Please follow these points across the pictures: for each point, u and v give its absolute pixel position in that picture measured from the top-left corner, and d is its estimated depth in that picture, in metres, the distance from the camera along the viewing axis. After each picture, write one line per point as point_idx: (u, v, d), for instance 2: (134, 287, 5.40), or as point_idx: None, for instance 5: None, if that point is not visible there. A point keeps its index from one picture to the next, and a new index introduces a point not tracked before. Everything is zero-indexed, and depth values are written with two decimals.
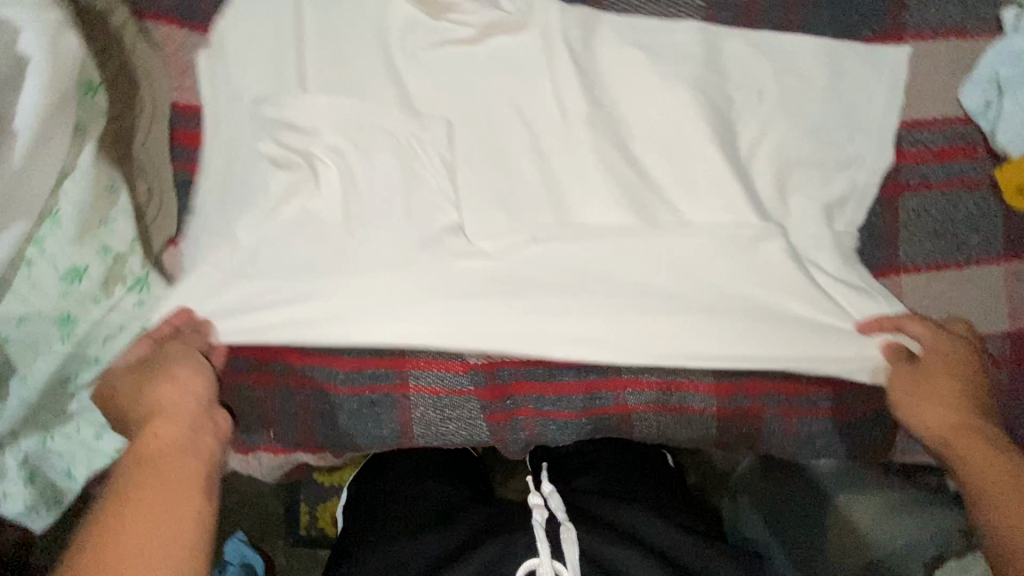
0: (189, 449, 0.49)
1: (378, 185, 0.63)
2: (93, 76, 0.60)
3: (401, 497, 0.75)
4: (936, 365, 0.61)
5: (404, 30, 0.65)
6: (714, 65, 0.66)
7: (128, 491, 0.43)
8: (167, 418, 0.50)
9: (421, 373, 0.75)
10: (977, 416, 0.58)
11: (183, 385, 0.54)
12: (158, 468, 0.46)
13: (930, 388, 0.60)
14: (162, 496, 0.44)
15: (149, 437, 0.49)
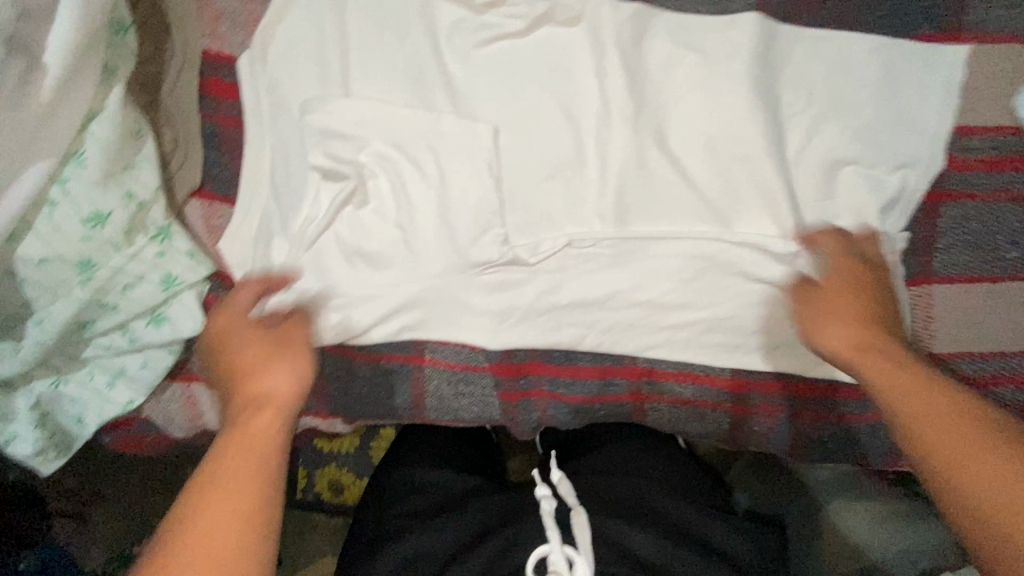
0: (274, 439, 0.47)
1: (426, 189, 0.67)
2: (124, 17, 0.59)
3: (412, 483, 0.76)
4: (841, 293, 0.58)
5: (452, 27, 0.64)
6: (764, 55, 0.64)
7: (210, 482, 0.43)
8: (268, 407, 0.48)
9: (438, 347, 0.74)
10: (883, 331, 0.54)
11: (288, 372, 0.51)
12: (245, 457, 0.45)
13: (838, 314, 0.56)
14: (240, 500, 0.42)
15: (244, 417, 0.48)
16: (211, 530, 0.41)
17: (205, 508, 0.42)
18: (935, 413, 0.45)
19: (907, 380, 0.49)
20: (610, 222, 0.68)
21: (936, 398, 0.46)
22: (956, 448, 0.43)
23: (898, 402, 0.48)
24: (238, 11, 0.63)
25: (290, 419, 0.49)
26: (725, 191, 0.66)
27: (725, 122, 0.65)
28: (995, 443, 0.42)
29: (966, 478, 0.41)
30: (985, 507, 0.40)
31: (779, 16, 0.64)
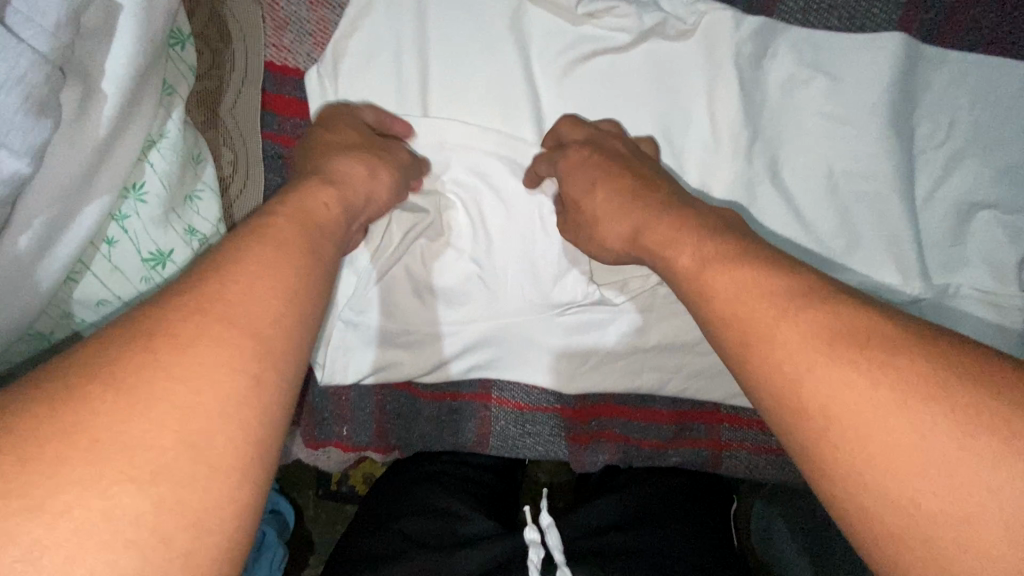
0: (326, 242, 0.42)
1: (507, 220, 0.61)
2: (183, 26, 0.52)
3: (414, 497, 0.68)
4: (583, 174, 0.54)
5: (546, 43, 0.58)
6: (905, 81, 0.56)
7: (265, 240, 0.37)
8: (335, 190, 0.47)
9: (506, 385, 0.69)
10: (662, 209, 0.48)
11: (365, 168, 0.51)
12: (297, 241, 0.39)
13: (602, 213, 0.53)
14: (292, 276, 0.36)
15: (300, 206, 0.43)
16: (260, 285, 0.34)
17: (262, 262, 0.35)
18: (727, 297, 0.38)
19: (724, 263, 0.40)
20: None
21: (725, 273, 0.40)
22: (749, 322, 0.36)
23: (694, 286, 0.42)
24: (306, 20, 0.57)
25: (341, 225, 0.45)
26: (841, 232, 0.59)
27: (848, 155, 0.58)
28: (777, 309, 0.35)
29: (759, 352, 0.35)
30: (770, 381, 0.34)
31: (923, 33, 0.56)
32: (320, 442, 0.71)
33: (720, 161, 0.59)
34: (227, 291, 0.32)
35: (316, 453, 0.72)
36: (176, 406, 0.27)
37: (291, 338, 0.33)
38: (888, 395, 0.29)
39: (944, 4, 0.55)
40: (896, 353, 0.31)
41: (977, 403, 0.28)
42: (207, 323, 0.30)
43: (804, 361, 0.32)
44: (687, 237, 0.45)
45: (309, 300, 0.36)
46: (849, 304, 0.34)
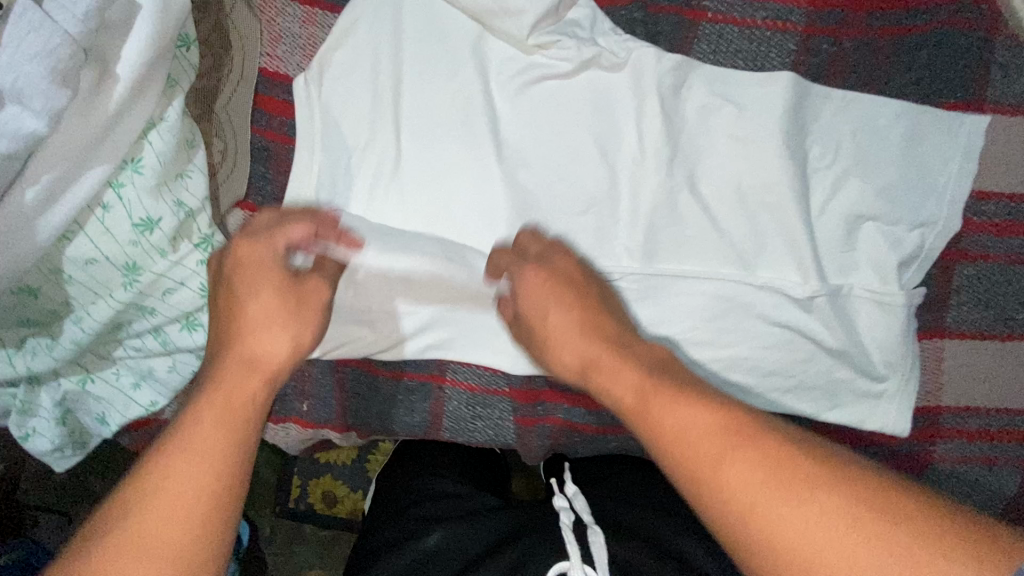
0: (248, 416, 0.46)
1: (464, 212, 0.70)
2: (189, 32, 0.63)
3: (421, 483, 0.76)
4: (544, 299, 0.58)
5: (501, 66, 0.69)
6: (796, 113, 0.67)
7: (177, 448, 0.42)
8: (255, 374, 0.49)
9: (460, 368, 0.76)
10: (606, 346, 0.54)
11: (286, 337, 0.52)
12: (210, 439, 0.43)
13: (561, 343, 0.57)
14: (211, 483, 0.41)
15: (217, 392, 0.46)
16: (173, 509, 0.40)
17: (170, 481, 0.41)
18: (674, 430, 0.44)
19: (660, 393, 0.47)
20: (637, 259, 0.71)
21: (669, 408, 0.45)
22: (698, 460, 0.42)
23: (641, 416, 0.47)
24: (298, 34, 0.66)
25: (267, 394, 0.49)
26: (749, 238, 0.70)
27: (754, 171, 0.68)
28: (723, 448, 0.41)
29: (711, 489, 0.41)
30: (727, 521, 0.40)
31: (811, 75, 0.68)
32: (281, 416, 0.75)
33: (648, 173, 0.70)
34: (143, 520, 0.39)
35: (276, 429, 0.76)
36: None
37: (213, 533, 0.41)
38: (827, 528, 0.37)
39: (824, 52, 0.68)
40: (827, 491, 0.38)
41: (896, 535, 0.36)
42: (127, 558, 0.38)
43: (752, 501, 0.39)
44: (630, 371, 0.51)
45: (226, 491, 0.42)
46: (776, 439, 0.41)
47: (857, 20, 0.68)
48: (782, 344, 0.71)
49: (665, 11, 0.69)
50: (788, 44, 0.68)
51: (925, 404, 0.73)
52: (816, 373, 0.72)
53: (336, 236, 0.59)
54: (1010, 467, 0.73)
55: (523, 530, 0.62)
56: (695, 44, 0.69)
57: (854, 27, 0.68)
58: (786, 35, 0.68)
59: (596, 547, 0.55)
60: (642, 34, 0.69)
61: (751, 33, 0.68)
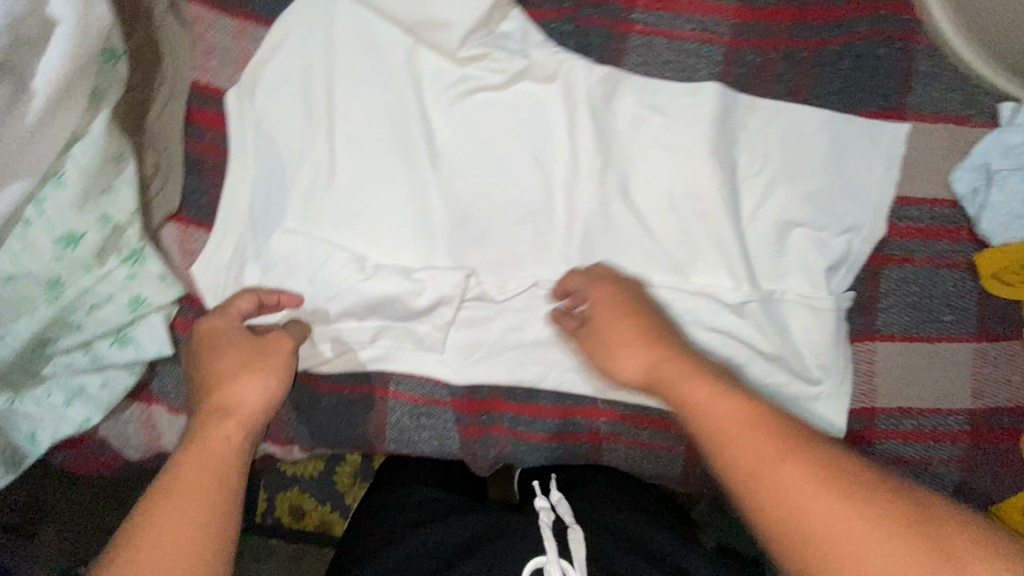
0: (230, 461, 0.49)
1: (400, 222, 0.70)
2: (116, 46, 0.61)
3: (400, 498, 0.71)
4: (620, 327, 0.57)
5: (434, 78, 0.69)
6: (723, 122, 0.69)
7: (169, 495, 0.46)
8: (234, 422, 0.51)
9: (402, 379, 0.76)
10: (667, 349, 0.54)
11: (260, 388, 0.54)
12: (197, 488, 0.46)
13: (617, 352, 0.56)
14: (202, 532, 0.44)
15: (201, 442, 0.49)
16: (171, 554, 0.43)
17: (165, 527, 0.44)
18: (733, 432, 0.46)
19: (723, 401, 0.48)
20: (575, 266, 0.72)
21: (732, 412, 0.47)
22: (758, 461, 0.43)
23: (704, 417, 0.48)
24: (230, 49, 0.67)
25: (247, 440, 0.51)
26: (682, 245, 0.71)
27: (684, 180, 0.70)
28: (779, 450, 0.43)
29: (766, 489, 0.42)
30: (775, 522, 0.41)
31: (738, 85, 0.70)
32: None
33: (582, 182, 0.71)
34: (145, 562, 0.42)
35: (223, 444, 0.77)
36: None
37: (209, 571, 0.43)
38: (888, 544, 0.38)
39: (750, 62, 0.70)
40: (892, 504, 0.40)
41: (963, 555, 0.37)
42: None
43: (807, 504, 0.40)
44: (693, 373, 0.51)
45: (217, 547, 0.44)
46: (840, 456, 0.43)
47: (781, 31, 0.69)
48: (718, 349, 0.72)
49: (595, 24, 0.71)
50: (715, 55, 0.70)
51: (859, 406, 0.73)
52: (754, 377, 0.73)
53: (273, 297, 0.65)
54: (947, 472, 0.72)
55: (496, 532, 0.57)
56: (625, 55, 0.70)
57: (777, 38, 0.69)
58: (712, 46, 0.70)
59: (574, 543, 0.52)
60: (573, 46, 0.71)
61: (679, 45, 0.70)
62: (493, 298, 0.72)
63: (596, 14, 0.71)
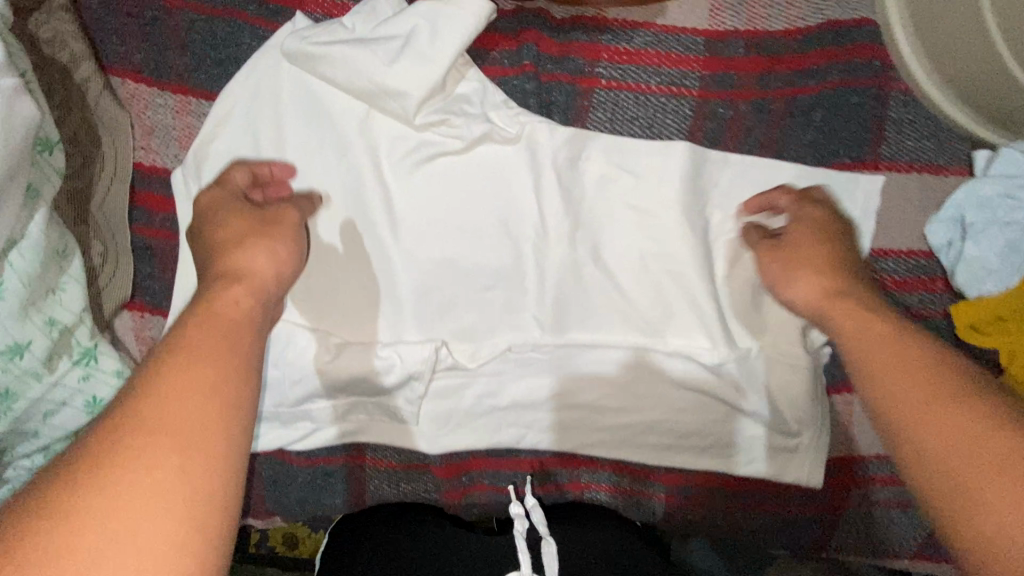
0: (243, 335, 0.46)
1: (366, 296, 0.67)
2: (52, 134, 0.58)
3: (383, 517, 0.71)
4: (808, 254, 0.59)
5: (391, 145, 0.66)
6: (695, 180, 0.66)
7: (178, 357, 0.41)
8: (246, 286, 0.50)
9: (379, 447, 0.77)
10: (851, 281, 0.57)
11: (267, 257, 0.53)
12: (209, 356, 0.42)
13: (801, 287, 0.58)
14: (199, 414, 0.39)
15: (211, 317, 0.46)
16: (182, 415, 0.38)
17: (173, 387, 0.39)
18: (896, 367, 0.47)
19: (895, 346, 0.48)
20: (548, 331, 0.70)
21: (900, 356, 0.47)
22: (918, 396, 0.44)
23: (869, 354, 0.49)
24: (171, 126, 0.64)
25: (258, 316, 0.48)
26: (657, 307, 0.69)
27: (657, 242, 0.68)
28: (945, 390, 0.43)
29: (920, 419, 0.42)
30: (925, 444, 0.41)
31: (708, 140, 0.68)
32: None
33: (552, 246, 0.69)
34: (154, 419, 0.37)
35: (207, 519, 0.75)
36: (139, 523, 0.34)
37: (225, 441, 0.39)
38: None
39: (721, 115, 0.67)
40: None
41: None
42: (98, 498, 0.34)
43: (964, 433, 0.40)
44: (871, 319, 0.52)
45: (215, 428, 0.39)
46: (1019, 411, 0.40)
47: (752, 82, 0.67)
48: (697, 407, 0.72)
49: (558, 79, 0.68)
50: (684, 110, 0.67)
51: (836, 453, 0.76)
52: (731, 431, 0.73)
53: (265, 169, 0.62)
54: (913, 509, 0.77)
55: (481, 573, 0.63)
56: (590, 112, 0.68)
57: (746, 90, 0.67)
58: (681, 99, 0.67)
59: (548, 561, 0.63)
60: (536, 104, 0.68)
61: (647, 99, 0.67)
62: (466, 368, 0.70)
63: (559, 69, 0.68)
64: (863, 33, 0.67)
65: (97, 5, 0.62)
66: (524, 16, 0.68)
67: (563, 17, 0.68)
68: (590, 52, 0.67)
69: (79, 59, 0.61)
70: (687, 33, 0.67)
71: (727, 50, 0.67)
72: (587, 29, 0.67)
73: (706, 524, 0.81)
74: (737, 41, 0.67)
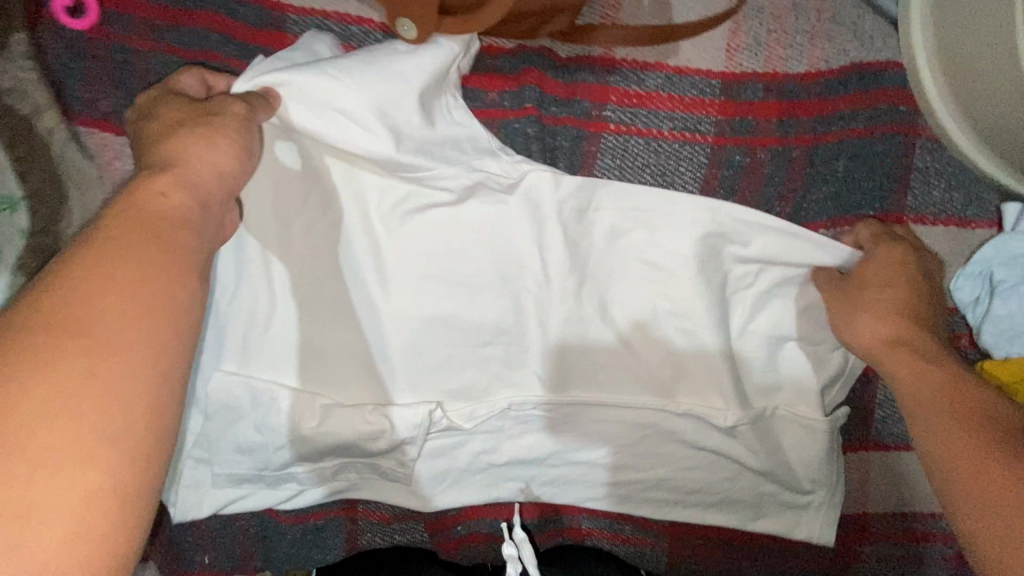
0: (181, 233, 0.41)
1: (359, 354, 0.63)
2: (14, 189, 0.55)
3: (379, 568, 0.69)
4: (878, 298, 0.60)
5: (383, 196, 0.62)
6: (710, 236, 0.62)
7: (101, 257, 0.37)
8: (169, 176, 0.44)
9: (371, 502, 0.73)
10: (920, 330, 0.58)
11: (210, 152, 0.48)
12: (143, 252, 0.38)
13: (865, 330, 0.60)
14: (134, 307, 0.36)
15: (136, 214, 0.40)
16: (102, 314, 0.34)
17: (95, 284, 0.35)
18: (941, 429, 0.51)
19: (954, 406, 0.52)
20: (550, 387, 0.67)
21: (947, 418, 0.51)
22: (962, 458, 0.48)
23: (924, 412, 0.53)
24: None
25: (200, 216, 0.44)
26: (666, 365, 0.66)
27: (668, 297, 0.64)
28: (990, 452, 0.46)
29: (961, 477, 0.47)
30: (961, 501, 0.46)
31: (724, 189, 0.64)
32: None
33: (555, 300, 0.65)
34: (70, 320, 0.34)
35: None
36: (51, 418, 0.31)
37: (153, 345, 0.36)
38: None
39: (738, 162, 0.63)
40: None
41: None
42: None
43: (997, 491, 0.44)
44: (931, 373, 0.55)
45: (148, 324, 0.36)
46: None
47: (771, 128, 0.63)
48: (706, 466, 0.69)
49: (563, 123, 0.63)
50: (699, 156, 0.63)
51: (852, 511, 0.73)
52: (742, 488, 0.70)
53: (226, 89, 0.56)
54: (936, 569, 0.72)
55: None
56: (597, 158, 0.63)
57: (764, 135, 0.63)
58: (696, 146, 0.63)
59: None
60: (539, 150, 0.63)
61: (658, 145, 0.63)
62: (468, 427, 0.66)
63: (564, 111, 0.63)
64: (889, 77, 0.63)
65: (63, 48, 0.58)
66: (526, 55, 0.63)
67: (569, 56, 0.63)
68: (597, 94, 0.63)
69: (42, 108, 0.56)
70: (703, 75, 0.63)
71: (744, 93, 0.63)
72: (594, 69, 0.63)
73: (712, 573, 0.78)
74: (756, 84, 0.63)
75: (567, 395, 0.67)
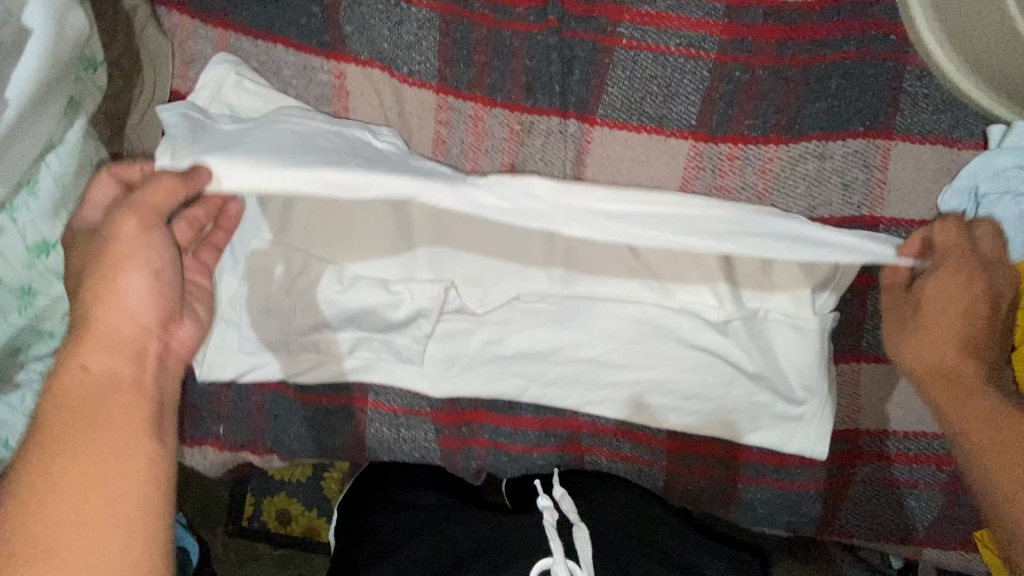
0: (118, 399, 0.49)
1: (383, 233, 0.69)
2: (96, 53, 0.61)
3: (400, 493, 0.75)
4: (936, 321, 0.60)
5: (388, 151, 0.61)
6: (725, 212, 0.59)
7: (61, 437, 0.46)
8: (97, 350, 0.50)
9: (381, 390, 0.77)
10: (972, 359, 0.60)
11: (136, 303, 0.52)
12: (94, 426, 0.47)
13: (914, 354, 0.63)
14: (97, 477, 0.45)
15: (68, 403, 0.48)
16: (65, 489, 0.44)
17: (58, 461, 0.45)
18: (987, 466, 0.57)
19: (1003, 440, 0.56)
20: (556, 282, 0.71)
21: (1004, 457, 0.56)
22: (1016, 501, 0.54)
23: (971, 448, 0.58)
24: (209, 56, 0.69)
25: (143, 376, 0.51)
26: (666, 264, 0.70)
27: None
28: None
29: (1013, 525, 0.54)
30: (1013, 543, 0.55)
31: (723, 103, 0.70)
32: (195, 441, 0.76)
33: None
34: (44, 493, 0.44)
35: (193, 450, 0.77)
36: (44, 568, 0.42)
37: (114, 494, 0.45)
38: None
39: (737, 78, 0.69)
40: None
41: None
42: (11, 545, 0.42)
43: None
44: (981, 403, 0.59)
45: (107, 480, 0.45)
46: None
47: (769, 48, 0.69)
48: (702, 368, 0.72)
49: (581, 37, 0.70)
50: (702, 71, 0.70)
51: (846, 427, 0.75)
52: (737, 396, 0.73)
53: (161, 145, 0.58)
54: (931, 489, 0.75)
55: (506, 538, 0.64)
56: (611, 69, 0.70)
57: (761, 55, 0.69)
58: (699, 62, 0.69)
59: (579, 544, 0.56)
60: (558, 59, 0.70)
61: (665, 60, 0.70)
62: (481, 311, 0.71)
63: (583, 27, 0.70)
64: (881, 8, 0.68)
65: None
66: None
67: None
68: (613, 13, 0.70)
69: None
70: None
71: (745, 17, 0.69)
72: None
73: (706, 489, 0.80)
74: (757, 9, 0.69)
75: (572, 287, 0.70)
